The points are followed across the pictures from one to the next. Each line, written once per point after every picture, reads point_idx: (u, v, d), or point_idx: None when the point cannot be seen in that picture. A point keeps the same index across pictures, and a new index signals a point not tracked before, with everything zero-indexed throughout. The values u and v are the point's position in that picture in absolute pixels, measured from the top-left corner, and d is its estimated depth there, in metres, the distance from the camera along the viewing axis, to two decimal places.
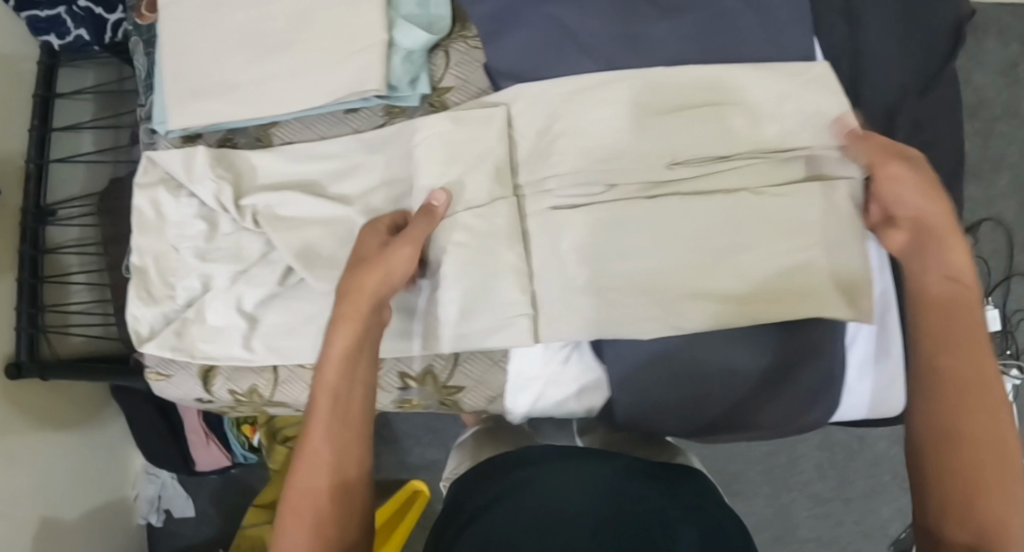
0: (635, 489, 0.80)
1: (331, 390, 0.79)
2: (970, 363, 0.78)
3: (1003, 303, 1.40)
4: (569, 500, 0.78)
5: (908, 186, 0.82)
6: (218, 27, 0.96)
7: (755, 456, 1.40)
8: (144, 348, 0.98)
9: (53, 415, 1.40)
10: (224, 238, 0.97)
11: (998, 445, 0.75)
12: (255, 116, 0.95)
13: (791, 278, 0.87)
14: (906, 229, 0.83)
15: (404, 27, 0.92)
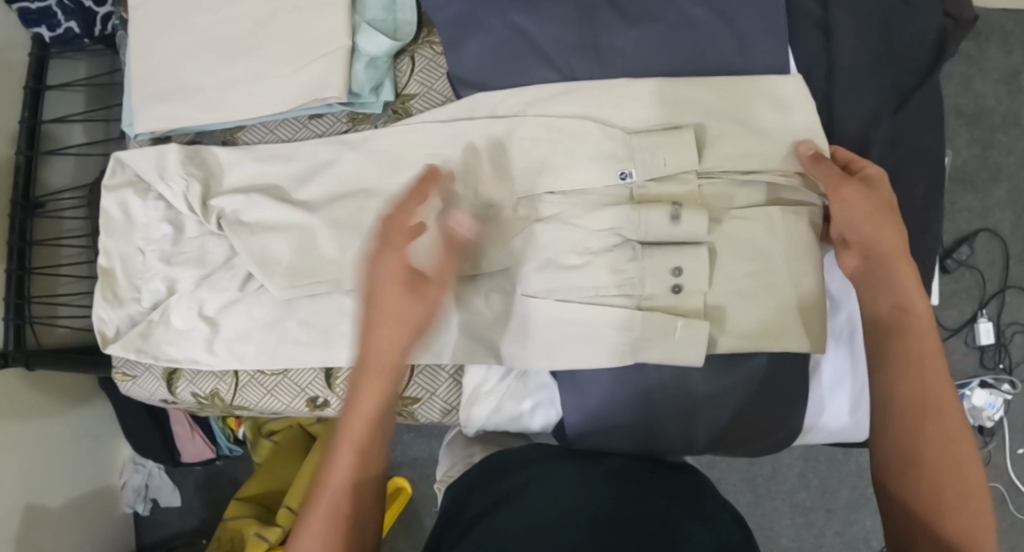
0: (627, 490, 0.80)
1: (358, 434, 0.78)
2: (923, 389, 0.77)
3: (997, 315, 1.34)
4: (570, 493, 0.80)
5: (863, 211, 0.81)
6: (186, 31, 0.98)
7: (737, 463, 1.36)
8: (109, 349, 0.99)
9: (40, 404, 1.36)
10: (190, 241, 0.98)
11: (956, 468, 0.75)
12: (219, 120, 0.97)
13: (747, 297, 0.87)
14: (857, 254, 0.83)
15: (368, 33, 0.93)
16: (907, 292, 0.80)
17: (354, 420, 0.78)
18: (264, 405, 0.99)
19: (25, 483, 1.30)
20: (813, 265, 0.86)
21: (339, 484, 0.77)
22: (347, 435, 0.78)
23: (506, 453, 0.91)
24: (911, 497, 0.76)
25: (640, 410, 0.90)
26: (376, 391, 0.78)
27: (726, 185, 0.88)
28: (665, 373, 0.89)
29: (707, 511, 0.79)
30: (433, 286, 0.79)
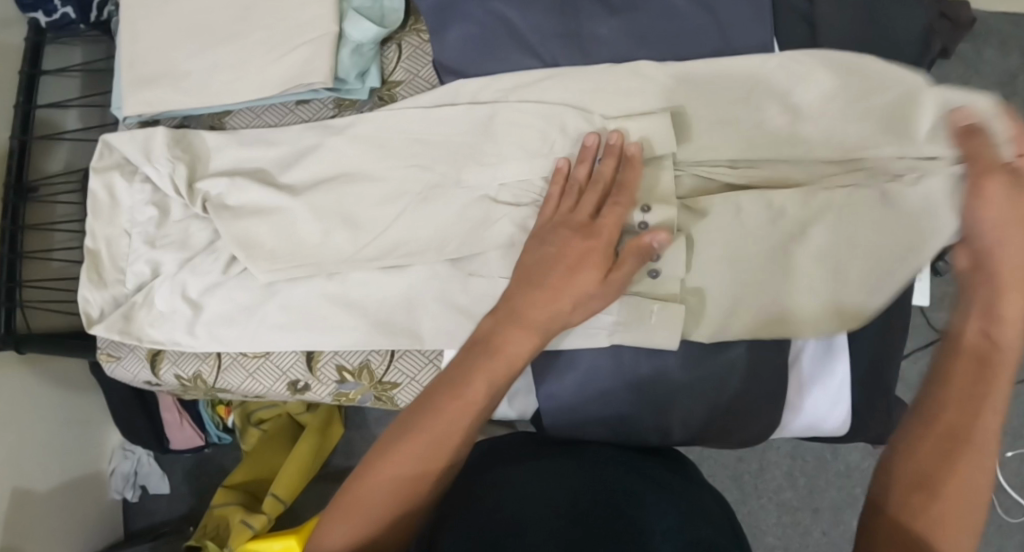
0: (608, 482, 0.80)
1: (494, 376, 0.76)
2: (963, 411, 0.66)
3: None
4: (532, 489, 0.79)
5: (1002, 213, 0.71)
6: (172, 17, 0.99)
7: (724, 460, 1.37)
8: (93, 330, 1.00)
9: (33, 384, 1.36)
10: (174, 224, 0.99)
11: (970, 492, 0.64)
12: (207, 104, 0.98)
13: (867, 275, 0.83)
14: (970, 257, 0.72)
15: (354, 20, 0.93)
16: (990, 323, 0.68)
17: (492, 363, 0.76)
18: (245, 388, 0.99)
19: (14, 465, 1.30)
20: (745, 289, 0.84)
21: (456, 413, 0.75)
22: (483, 369, 0.76)
23: (491, 442, 0.90)
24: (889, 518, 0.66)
25: (616, 402, 0.89)
26: (530, 342, 0.77)
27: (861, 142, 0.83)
28: (642, 363, 0.88)
29: (693, 504, 0.79)
30: (619, 270, 0.79)
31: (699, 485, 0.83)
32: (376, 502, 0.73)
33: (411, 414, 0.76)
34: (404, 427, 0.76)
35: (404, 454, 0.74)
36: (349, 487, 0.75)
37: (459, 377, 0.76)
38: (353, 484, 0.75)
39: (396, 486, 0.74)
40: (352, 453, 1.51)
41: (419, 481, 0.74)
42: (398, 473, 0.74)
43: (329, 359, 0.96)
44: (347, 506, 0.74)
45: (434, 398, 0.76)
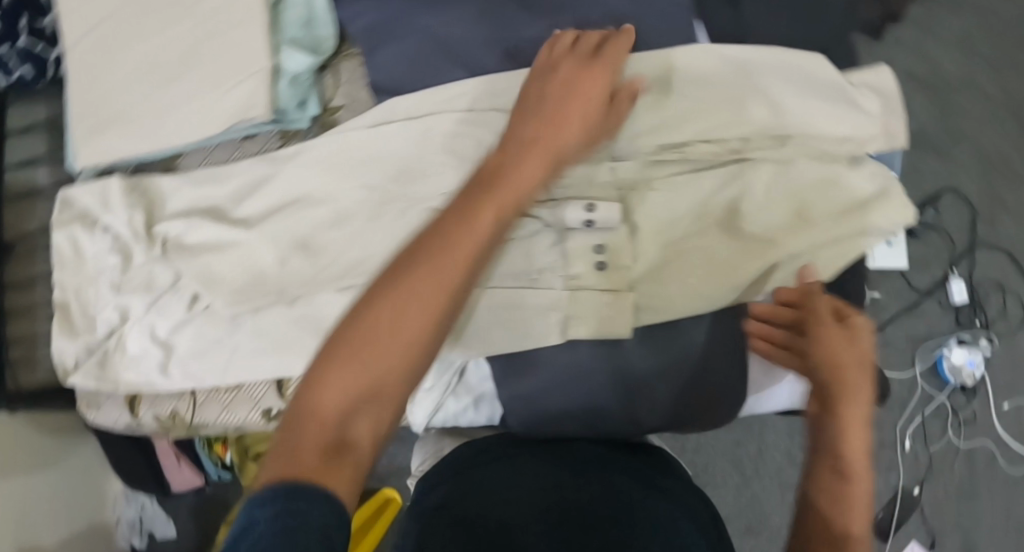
0: (584, 488, 0.85)
1: (510, 201, 0.76)
2: (841, 481, 0.81)
3: None
4: (526, 493, 0.84)
5: (832, 350, 0.83)
6: (114, 66, 1.00)
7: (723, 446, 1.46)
8: (70, 380, 1.02)
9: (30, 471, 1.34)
10: (138, 269, 0.99)
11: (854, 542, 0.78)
12: (158, 148, 0.99)
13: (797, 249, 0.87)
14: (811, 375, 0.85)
15: (289, 52, 0.95)
16: (851, 405, 0.82)
17: (506, 186, 0.76)
18: (223, 421, 1.02)
19: (20, 521, 1.30)
20: (693, 274, 0.87)
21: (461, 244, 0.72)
22: (492, 200, 0.75)
23: (469, 446, 0.91)
24: (806, 525, 0.81)
25: (583, 398, 0.89)
26: (543, 165, 0.79)
27: (823, 125, 0.89)
28: (605, 358, 0.88)
29: (662, 496, 0.84)
30: (622, 100, 0.84)
31: (657, 472, 0.88)
32: (384, 332, 0.68)
33: (422, 242, 0.72)
34: (401, 267, 0.71)
35: (419, 287, 0.70)
36: (336, 345, 0.68)
37: (469, 211, 0.74)
38: (351, 334, 0.68)
39: (399, 331, 0.69)
40: None
41: (424, 320, 0.69)
42: (409, 301, 0.69)
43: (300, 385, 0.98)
44: (344, 357, 0.67)
45: (428, 237, 0.72)
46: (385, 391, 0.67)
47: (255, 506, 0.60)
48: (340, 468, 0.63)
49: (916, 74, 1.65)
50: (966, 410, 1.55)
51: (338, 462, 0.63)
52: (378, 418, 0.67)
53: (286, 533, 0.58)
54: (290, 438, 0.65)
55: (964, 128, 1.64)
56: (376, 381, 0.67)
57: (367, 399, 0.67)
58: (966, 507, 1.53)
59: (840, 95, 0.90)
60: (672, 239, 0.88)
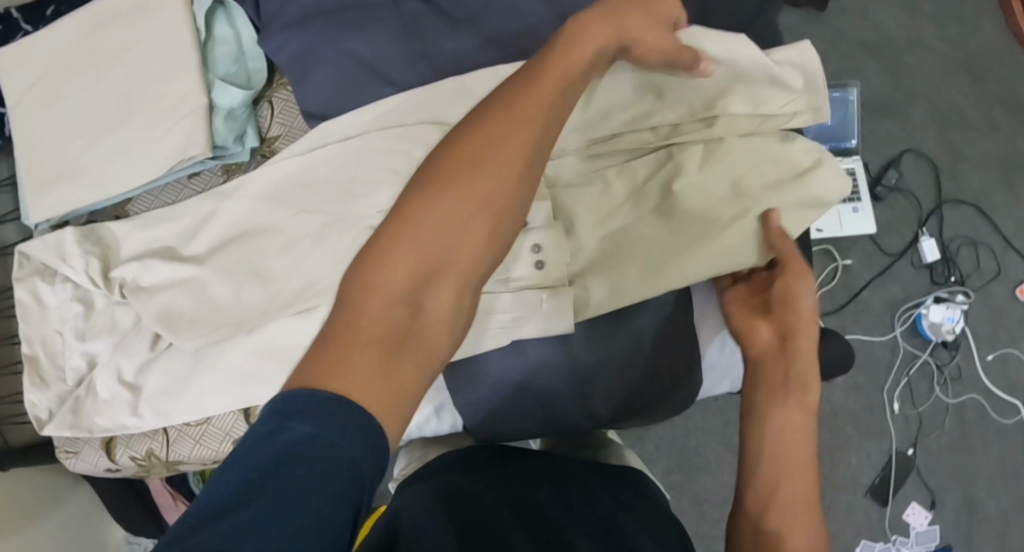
0: (541, 491, 0.83)
1: (569, 74, 0.73)
2: (794, 437, 0.80)
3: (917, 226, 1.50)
4: (520, 499, 0.81)
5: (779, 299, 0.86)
6: (57, 119, 1.03)
7: (711, 427, 1.47)
8: (45, 431, 1.03)
9: (31, 528, 1.34)
10: (100, 314, 1.03)
11: (801, 500, 0.77)
12: (104, 196, 1.01)
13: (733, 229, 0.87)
14: (761, 324, 0.86)
15: (221, 88, 0.97)
16: (799, 353, 0.83)
17: (562, 60, 0.73)
18: (196, 456, 1.03)
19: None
20: (631, 263, 0.88)
21: (522, 129, 0.70)
22: (558, 63, 0.73)
23: (456, 453, 0.91)
24: (751, 482, 0.80)
25: (535, 394, 0.92)
26: (608, 37, 0.75)
27: (747, 105, 0.90)
28: (550, 355, 0.90)
29: (628, 514, 0.82)
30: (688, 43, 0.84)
31: (627, 494, 0.87)
32: (452, 206, 0.67)
33: (486, 112, 0.71)
34: (464, 149, 0.69)
35: (485, 160, 0.68)
36: (400, 226, 0.67)
37: (529, 82, 0.72)
38: (416, 217, 0.67)
39: (464, 217, 0.67)
40: None
41: (488, 209, 0.68)
42: (477, 175, 0.68)
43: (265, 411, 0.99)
44: (410, 242, 0.66)
45: (492, 119, 0.70)
46: (448, 277, 0.67)
47: (277, 413, 0.60)
48: (402, 358, 0.64)
49: (865, 41, 1.67)
50: (951, 366, 1.56)
51: (399, 353, 0.64)
52: (447, 294, 0.67)
53: (282, 455, 0.58)
54: (351, 321, 0.64)
55: (916, 87, 1.66)
56: (437, 269, 0.66)
57: (431, 284, 0.66)
58: (961, 461, 1.54)
59: (762, 73, 0.90)
60: (606, 230, 0.91)
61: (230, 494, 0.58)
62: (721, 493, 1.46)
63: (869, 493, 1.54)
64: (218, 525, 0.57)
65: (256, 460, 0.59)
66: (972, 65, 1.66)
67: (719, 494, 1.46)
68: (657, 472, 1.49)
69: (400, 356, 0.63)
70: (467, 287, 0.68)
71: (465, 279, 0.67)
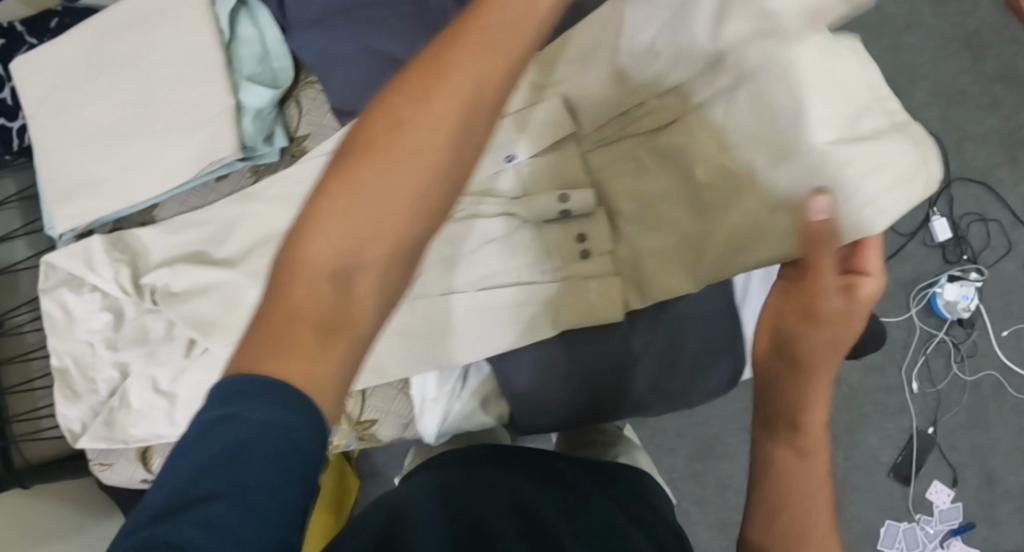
0: (534, 489, 0.84)
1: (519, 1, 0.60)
2: (795, 466, 0.70)
3: (948, 211, 1.60)
4: (514, 499, 0.81)
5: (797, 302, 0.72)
6: (74, 129, 1.01)
7: (731, 413, 1.47)
8: (79, 444, 1.02)
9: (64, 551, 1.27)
10: (130, 323, 1.02)
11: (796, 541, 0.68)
12: (128, 204, 0.99)
13: (750, 212, 0.84)
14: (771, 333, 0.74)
15: (248, 88, 0.96)
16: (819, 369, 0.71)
17: None
18: None
19: None
20: (676, 246, 0.88)
21: (468, 76, 0.58)
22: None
23: (450, 454, 0.92)
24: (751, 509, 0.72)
25: (580, 384, 0.91)
26: None
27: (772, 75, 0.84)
28: (591, 345, 0.91)
29: (613, 512, 0.83)
30: None
31: (615, 490, 0.89)
32: (379, 171, 0.57)
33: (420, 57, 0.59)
34: (399, 100, 0.58)
35: (416, 113, 0.57)
36: (327, 195, 0.57)
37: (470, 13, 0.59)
38: (339, 185, 0.57)
39: (401, 178, 0.57)
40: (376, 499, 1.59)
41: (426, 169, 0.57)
42: (407, 131, 0.57)
43: None
44: (335, 215, 0.56)
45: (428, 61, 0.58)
46: (376, 255, 0.57)
47: (222, 400, 0.53)
48: (327, 349, 0.55)
49: (866, 24, 1.66)
50: (966, 343, 1.57)
51: (329, 343, 0.55)
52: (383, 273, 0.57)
53: (225, 462, 0.52)
54: (277, 303, 0.56)
55: (917, 68, 1.66)
56: (370, 243, 0.57)
57: (361, 262, 0.57)
58: (980, 437, 1.54)
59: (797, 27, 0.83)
60: (642, 215, 0.90)
61: (189, 485, 0.53)
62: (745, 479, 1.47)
63: (891, 472, 1.55)
64: (174, 521, 0.51)
65: (212, 451, 0.53)
66: (971, 45, 1.66)
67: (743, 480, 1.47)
68: (680, 460, 1.49)
69: (331, 346, 0.55)
70: (407, 262, 0.58)
71: (404, 253, 0.58)
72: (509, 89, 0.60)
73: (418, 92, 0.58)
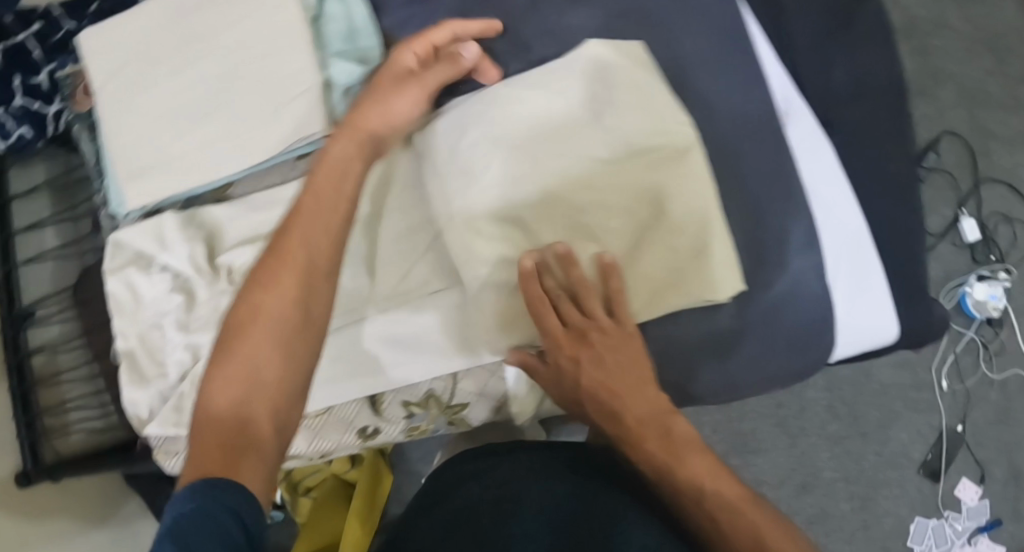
0: (546, 494, 0.86)
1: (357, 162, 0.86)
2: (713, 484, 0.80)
3: (978, 211, 1.57)
4: (519, 504, 0.85)
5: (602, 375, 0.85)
6: (150, 104, 0.98)
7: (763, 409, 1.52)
8: (147, 429, 0.98)
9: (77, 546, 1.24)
10: (204, 305, 0.97)
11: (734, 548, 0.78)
12: (208, 181, 0.97)
13: (692, 259, 0.86)
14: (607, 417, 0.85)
15: (337, 64, 0.95)
16: (647, 421, 0.84)
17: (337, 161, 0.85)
18: (316, 448, 1.00)
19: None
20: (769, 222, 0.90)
21: (295, 253, 0.78)
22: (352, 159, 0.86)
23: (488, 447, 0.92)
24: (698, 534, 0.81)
25: (680, 365, 0.93)
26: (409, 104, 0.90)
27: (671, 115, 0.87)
28: (694, 325, 0.92)
29: (632, 506, 0.84)
30: None
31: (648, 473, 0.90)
32: (245, 341, 0.75)
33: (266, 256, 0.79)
34: (256, 285, 0.77)
35: (267, 292, 0.77)
36: (223, 361, 0.74)
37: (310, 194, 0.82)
38: (225, 359, 0.75)
39: (269, 333, 0.75)
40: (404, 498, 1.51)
41: (284, 326, 0.76)
42: (261, 310, 0.76)
43: (393, 398, 0.98)
44: (221, 375, 0.74)
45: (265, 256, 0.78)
46: (261, 394, 0.73)
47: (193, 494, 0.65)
48: (241, 471, 0.68)
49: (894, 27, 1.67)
50: (995, 342, 1.54)
51: (235, 459, 0.69)
52: (266, 413, 0.73)
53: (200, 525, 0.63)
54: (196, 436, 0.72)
55: (945, 69, 1.62)
56: (252, 391, 0.73)
57: (247, 403, 0.73)
58: (1007, 434, 1.51)
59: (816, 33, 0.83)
60: (731, 199, 0.91)
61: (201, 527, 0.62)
62: (776, 472, 1.51)
63: (921, 469, 1.51)
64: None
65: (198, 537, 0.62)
66: None
67: (774, 473, 1.51)
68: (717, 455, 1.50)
69: (235, 455, 0.69)
70: (286, 395, 0.74)
71: (282, 389, 0.74)
72: (336, 247, 0.80)
73: (265, 280, 0.77)
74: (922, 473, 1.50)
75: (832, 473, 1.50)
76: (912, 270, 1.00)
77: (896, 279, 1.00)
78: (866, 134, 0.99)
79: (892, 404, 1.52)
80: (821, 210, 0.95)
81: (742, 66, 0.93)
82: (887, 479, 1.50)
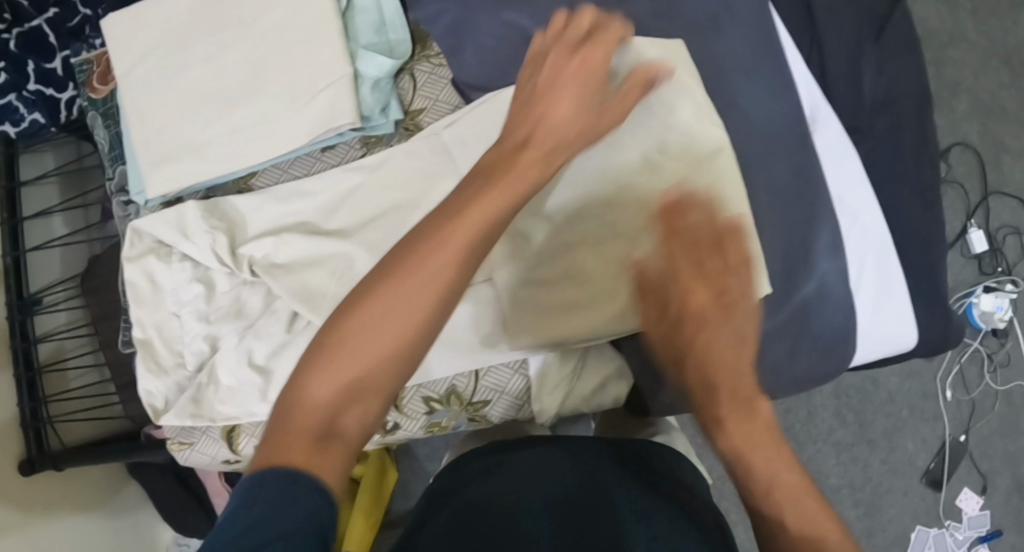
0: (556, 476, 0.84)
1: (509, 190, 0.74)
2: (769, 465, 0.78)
3: (985, 222, 1.57)
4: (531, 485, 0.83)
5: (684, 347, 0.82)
6: (176, 92, 0.98)
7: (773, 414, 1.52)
8: (164, 420, 0.97)
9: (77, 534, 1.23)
10: (224, 295, 0.98)
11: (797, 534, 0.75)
12: (233, 169, 0.96)
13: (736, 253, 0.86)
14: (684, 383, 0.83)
15: (368, 57, 0.95)
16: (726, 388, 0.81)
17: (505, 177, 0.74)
18: None
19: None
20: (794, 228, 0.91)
21: (438, 255, 0.69)
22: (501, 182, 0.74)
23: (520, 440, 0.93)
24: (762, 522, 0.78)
25: None
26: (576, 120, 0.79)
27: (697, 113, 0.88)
28: None
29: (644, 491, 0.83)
30: None
31: (660, 466, 0.90)
32: (357, 337, 0.67)
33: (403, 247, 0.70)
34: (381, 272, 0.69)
35: (394, 286, 0.68)
36: (331, 345, 0.68)
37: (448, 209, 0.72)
38: (331, 342, 0.67)
39: (383, 329, 0.68)
40: (410, 495, 1.49)
41: (404, 327, 0.68)
42: (382, 306, 0.68)
43: (414, 393, 0.97)
44: (326, 366, 0.67)
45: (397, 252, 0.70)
46: (369, 390, 0.67)
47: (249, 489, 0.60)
48: (320, 457, 0.63)
49: None
50: (1000, 353, 1.53)
51: (323, 452, 0.63)
52: (363, 415, 0.67)
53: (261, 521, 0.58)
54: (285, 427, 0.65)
55: (960, 81, 1.62)
56: (357, 390, 0.67)
57: (349, 402, 0.66)
58: (1013, 445, 1.51)
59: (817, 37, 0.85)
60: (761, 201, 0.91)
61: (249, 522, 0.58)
62: None
63: (923, 477, 1.51)
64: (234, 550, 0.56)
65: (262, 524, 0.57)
66: None
67: None
68: None
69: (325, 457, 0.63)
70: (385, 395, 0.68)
71: (386, 389, 0.68)
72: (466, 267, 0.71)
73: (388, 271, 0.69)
74: (926, 482, 1.50)
75: (838, 480, 1.50)
76: (929, 278, 1.00)
77: (916, 287, 1.00)
78: (893, 143, 1.00)
79: (899, 412, 1.52)
80: (845, 216, 0.95)
81: (775, 72, 0.94)
82: (891, 487, 1.50)
